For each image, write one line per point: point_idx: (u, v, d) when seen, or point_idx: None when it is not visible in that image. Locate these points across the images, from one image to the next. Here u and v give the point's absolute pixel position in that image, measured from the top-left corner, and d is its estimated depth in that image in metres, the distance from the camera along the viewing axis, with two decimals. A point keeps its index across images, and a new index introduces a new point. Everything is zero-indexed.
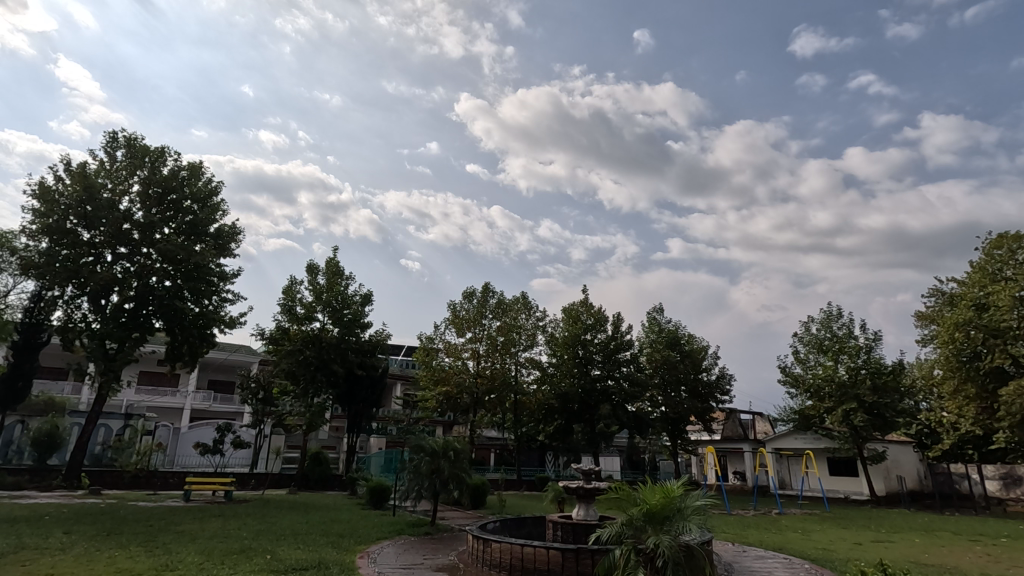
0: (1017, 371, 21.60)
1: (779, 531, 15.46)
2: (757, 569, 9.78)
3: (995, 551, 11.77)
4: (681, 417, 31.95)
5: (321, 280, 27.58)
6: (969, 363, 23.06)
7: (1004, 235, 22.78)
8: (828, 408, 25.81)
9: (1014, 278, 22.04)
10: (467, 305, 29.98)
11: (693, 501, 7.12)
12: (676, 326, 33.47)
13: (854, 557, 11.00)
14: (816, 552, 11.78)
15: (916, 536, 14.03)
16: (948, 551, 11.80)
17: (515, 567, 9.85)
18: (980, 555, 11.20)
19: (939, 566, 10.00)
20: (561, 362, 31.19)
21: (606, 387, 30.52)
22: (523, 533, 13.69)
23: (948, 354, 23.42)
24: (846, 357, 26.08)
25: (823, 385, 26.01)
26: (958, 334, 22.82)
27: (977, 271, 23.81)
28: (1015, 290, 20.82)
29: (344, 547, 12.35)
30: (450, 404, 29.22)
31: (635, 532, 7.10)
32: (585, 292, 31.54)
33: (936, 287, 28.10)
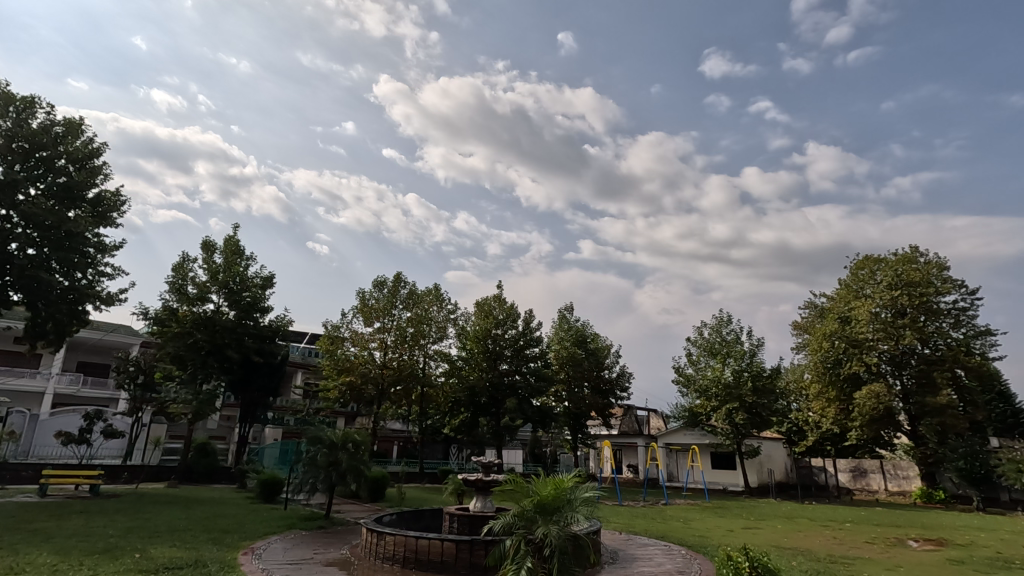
0: (869, 377, 24.69)
1: (664, 520, 16.41)
2: (639, 555, 10.30)
3: (841, 534, 13.33)
4: (583, 412, 33.08)
5: (217, 259, 25.58)
6: (833, 368, 25.68)
7: (867, 257, 25.78)
8: (714, 406, 27.89)
9: (872, 296, 25.01)
10: (377, 294, 29.17)
11: (584, 492, 7.35)
12: (583, 326, 34.60)
13: (723, 543, 12.04)
14: (693, 538, 12.72)
15: (779, 523, 15.53)
16: (804, 535, 13.18)
17: (410, 560, 9.68)
18: (829, 539, 12.59)
19: (794, 548, 11.14)
20: (470, 356, 31.21)
21: (512, 382, 30.93)
22: (420, 525, 13.53)
23: (816, 360, 25.89)
24: (732, 359, 28.19)
25: (711, 386, 28.09)
26: (825, 343, 25.45)
27: (844, 288, 26.66)
28: (872, 307, 24.54)
29: (227, 543, 11.54)
30: (353, 394, 28.36)
31: (526, 523, 7.19)
32: (499, 287, 31.79)
33: (811, 300, 31.09)
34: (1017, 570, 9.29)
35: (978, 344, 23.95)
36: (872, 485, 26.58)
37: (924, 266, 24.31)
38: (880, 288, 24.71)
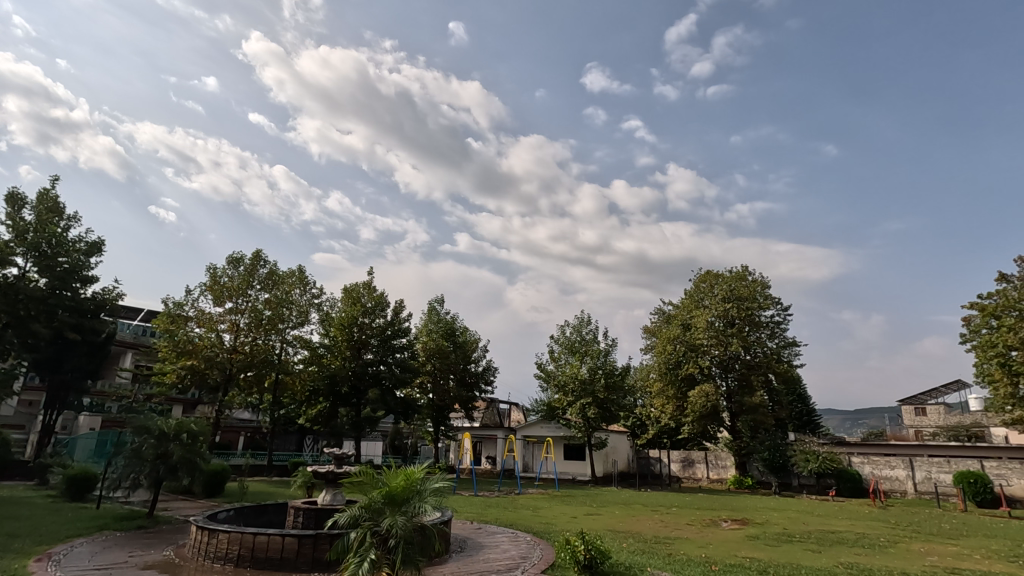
0: (702, 378, 27.81)
1: (515, 509, 16.98)
2: (487, 543, 10.54)
3: (667, 518, 14.82)
4: (446, 405, 33.14)
5: (27, 215, 21.54)
6: (673, 369, 28.52)
7: (709, 272, 28.93)
8: (569, 401, 29.59)
9: (710, 307, 28.17)
10: (231, 272, 26.58)
11: (433, 483, 7.32)
12: (453, 318, 34.62)
13: (564, 529, 12.79)
14: (539, 525, 13.34)
15: (617, 508, 16.87)
16: (637, 520, 14.45)
17: (244, 558, 8.94)
18: (657, 522, 13.95)
19: (625, 532, 12.18)
20: (333, 343, 29.69)
21: (377, 372, 29.96)
22: (261, 521, 12.54)
23: (661, 361, 28.53)
24: (589, 358, 30.06)
25: (568, 382, 29.71)
26: (669, 346, 28.16)
27: (688, 298, 29.64)
28: (708, 316, 27.64)
29: (14, 550, 9.76)
30: (195, 380, 25.63)
31: (373, 515, 6.96)
32: (369, 274, 30.65)
33: (661, 307, 34.12)
34: (797, 543, 11.09)
35: (787, 352, 28.07)
36: (697, 473, 30.02)
37: (752, 283, 27.96)
38: (717, 300, 27.92)
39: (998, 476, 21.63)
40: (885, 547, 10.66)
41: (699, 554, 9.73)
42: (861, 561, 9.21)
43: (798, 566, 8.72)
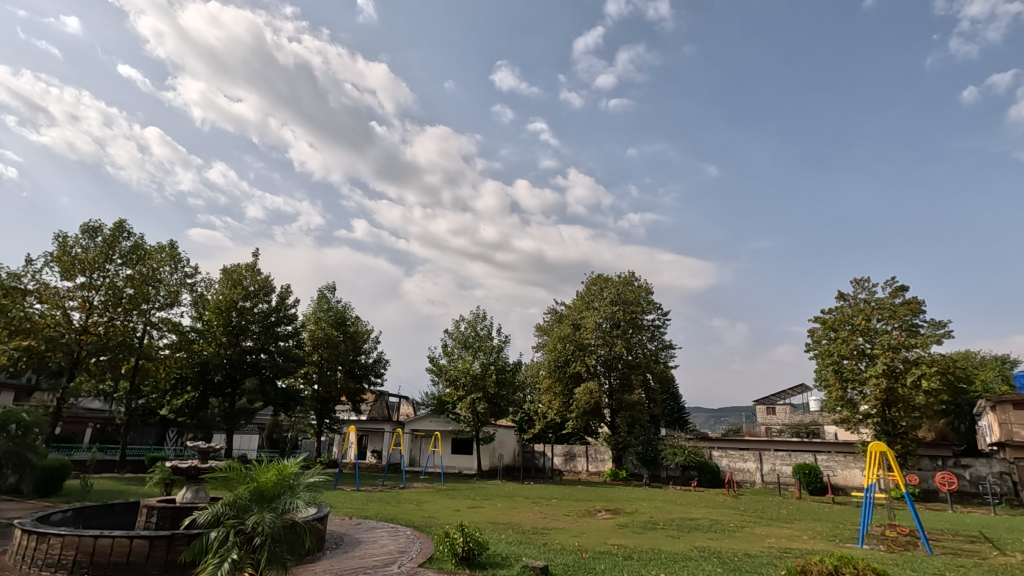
0: (587, 376, 29.17)
1: (397, 504, 16.69)
2: (365, 539, 10.23)
3: (546, 509, 15.35)
4: (332, 397, 31.77)
5: None
6: (561, 367, 29.62)
7: (599, 275, 30.34)
8: (460, 395, 29.68)
9: (598, 309, 29.61)
10: (85, 243, 23.40)
11: (308, 477, 6.93)
12: (344, 307, 33.21)
13: (446, 522, 12.79)
14: (421, 519, 13.21)
15: (500, 501, 17.19)
16: (517, 512, 14.81)
17: (80, 564, 7.88)
18: (537, 513, 14.41)
19: (506, 524, 12.42)
20: (207, 328, 27.23)
21: (256, 360, 27.93)
22: (107, 523, 11.18)
23: (550, 358, 29.49)
24: (482, 354, 30.31)
25: (459, 376, 29.76)
26: (559, 345, 29.19)
27: (579, 299, 30.86)
28: (597, 318, 29.04)
29: None
30: (31, 363, 22.26)
31: (238, 512, 6.46)
32: (253, 255, 28.50)
33: (553, 307, 35.22)
34: (660, 529, 12.01)
35: (664, 354, 30.23)
36: (577, 467, 31.49)
37: (637, 288, 29.77)
38: (605, 302, 29.40)
39: (827, 467, 24.99)
40: (734, 532, 11.88)
41: (571, 543, 10.18)
42: (712, 544, 10.18)
43: (659, 550, 9.41)
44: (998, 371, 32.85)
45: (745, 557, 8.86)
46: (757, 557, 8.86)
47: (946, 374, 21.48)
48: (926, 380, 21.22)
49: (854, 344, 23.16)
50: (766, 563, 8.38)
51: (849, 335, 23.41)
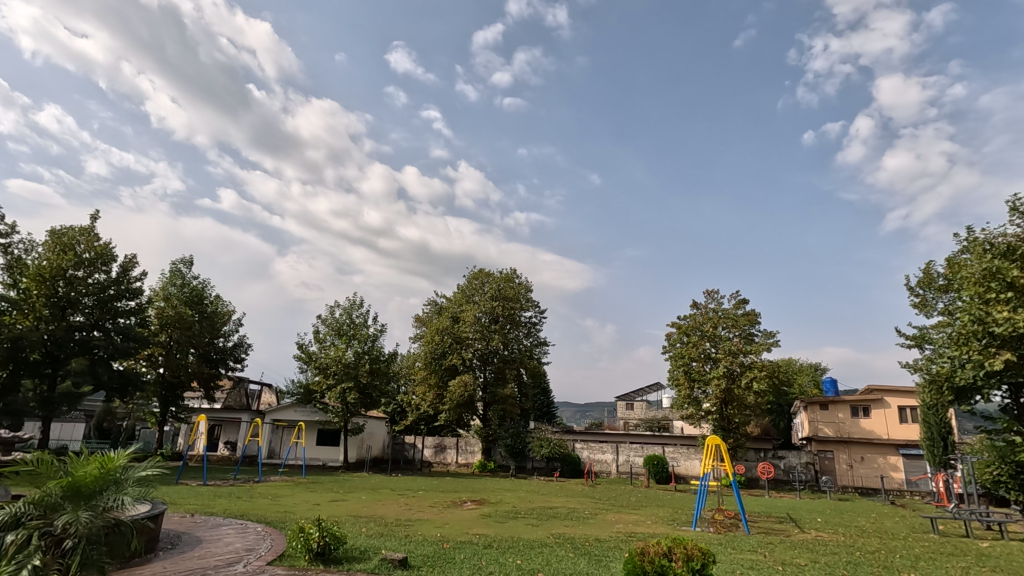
0: (463, 369, 29.38)
1: (248, 498, 15.49)
2: (206, 538, 9.35)
3: (412, 501, 15.20)
4: (180, 382, 28.68)
5: None
6: (438, 359, 29.52)
7: (481, 270, 30.62)
8: (329, 384, 28.36)
9: (478, 303, 29.93)
10: None
11: (138, 472, 6.15)
12: (202, 284, 30.09)
13: (303, 516, 12.13)
14: (275, 514, 12.39)
15: (364, 494, 16.69)
16: (382, 504, 14.48)
17: None
18: (402, 505, 14.20)
19: (369, 517, 12.10)
20: (24, 298, 23.14)
21: (87, 339, 24.32)
22: None
23: (427, 350, 29.23)
24: (356, 342, 29.17)
25: (330, 364, 28.39)
26: (438, 337, 29.02)
27: (460, 292, 30.87)
28: (476, 312, 29.34)
29: None
30: None
31: (45, 512, 5.54)
32: (91, 216, 24.71)
33: (434, 298, 34.95)
34: (521, 518, 12.47)
35: (538, 351, 31.35)
36: (447, 458, 31.61)
37: (517, 285, 30.55)
38: (486, 297, 29.79)
39: (673, 458, 27.65)
40: (587, 518, 12.68)
41: (434, 534, 10.18)
42: (567, 531, 10.79)
43: (518, 538, 9.76)
44: (811, 376, 38.64)
45: (595, 542, 9.52)
46: (605, 542, 9.56)
47: (772, 378, 24.78)
48: (756, 382, 24.33)
49: (702, 348, 25.85)
50: (613, 546, 9.07)
51: (699, 339, 26.07)
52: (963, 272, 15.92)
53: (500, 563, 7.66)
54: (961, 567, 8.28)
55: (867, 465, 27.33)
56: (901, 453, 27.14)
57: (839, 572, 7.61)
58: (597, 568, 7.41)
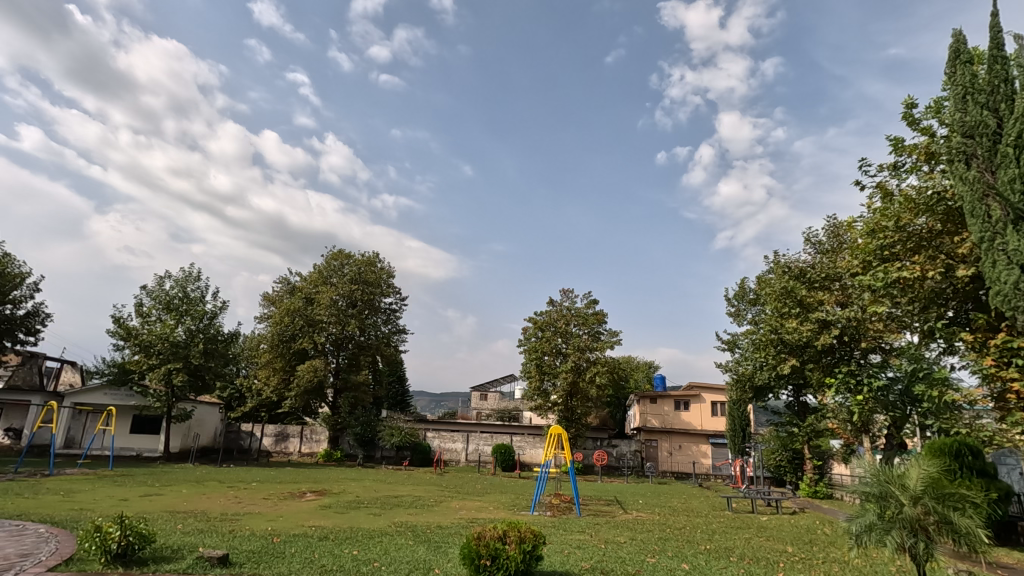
0: (313, 354, 27.79)
1: (32, 496, 13.06)
2: None
3: (243, 493, 14.03)
4: None
5: None
6: (286, 341, 27.56)
7: (341, 250, 29.03)
8: (152, 365, 24.99)
9: (335, 285, 28.43)
10: None
11: None
12: None
13: (104, 514, 10.52)
14: (67, 514, 10.60)
15: (186, 487, 15.01)
16: (206, 498, 13.15)
17: None
18: (230, 498, 13.05)
19: (189, 512, 10.88)
20: None
21: None
22: None
23: (274, 331, 27.13)
24: (189, 319, 25.99)
25: (155, 342, 24.99)
26: (287, 318, 27.02)
27: (316, 272, 28.97)
28: (332, 294, 27.83)
29: None
30: None
31: None
32: None
33: (286, 277, 32.48)
34: (363, 508, 12.14)
35: (396, 338, 30.72)
36: (288, 447, 29.73)
37: (379, 270, 29.58)
38: (344, 280, 28.41)
39: (519, 447, 28.93)
40: (431, 506, 12.73)
41: (264, 528, 9.45)
42: (409, 519, 10.74)
43: (357, 529, 9.45)
44: (645, 373, 42.84)
45: (437, 529, 9.61)
46: (446, 528, 9.70)
47: (612, 373, 26.98)
48: (598, 376, 26.32)
49: (554, 343, 27.32)
50: (453, 532, 9.19)
51: (552, 335, 27.50)
52: (768, 289, 18.72)
53: (335, 555, 7.38)
54: (745, 537, 9.79)
55: (683, 453, 31.07)
56: (711, 442, 31.28)
57: (649, 547, 8.54)
58: (436, 553, 7.48)
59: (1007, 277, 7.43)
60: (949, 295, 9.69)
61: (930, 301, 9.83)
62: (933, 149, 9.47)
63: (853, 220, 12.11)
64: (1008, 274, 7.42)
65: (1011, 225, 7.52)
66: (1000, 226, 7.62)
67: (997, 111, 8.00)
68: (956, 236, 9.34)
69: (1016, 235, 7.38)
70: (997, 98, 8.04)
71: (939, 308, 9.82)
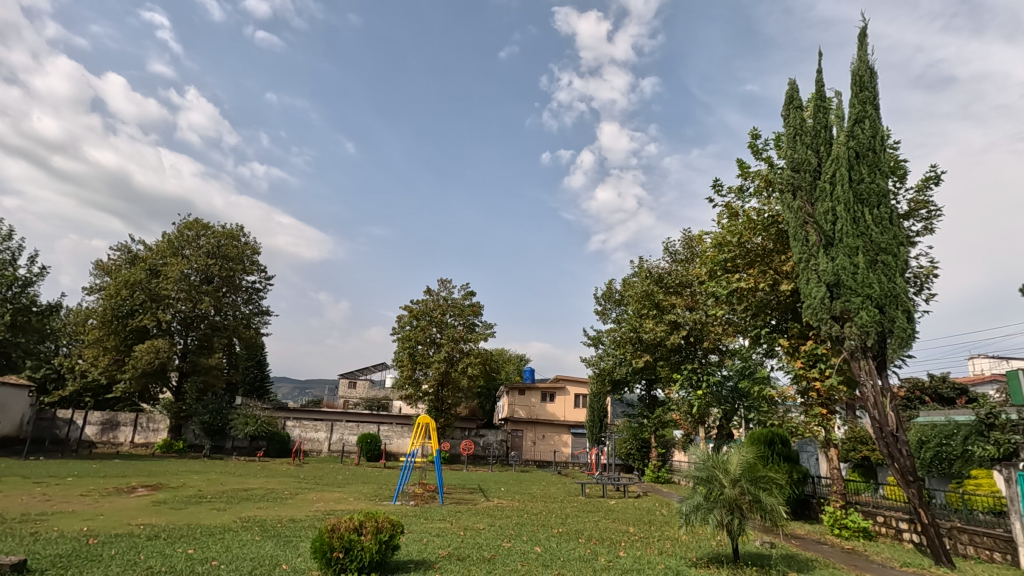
0: (156, 332, 24.83)
1: None
2: None
3: (54, 490, 12.08)
4: None
5: None
6: (122, 317, 24.25)
7: (197, 220, 26.03)
8: None
9: (188, 258, 25.52)
10: None
11: None
12: None
13: None
14: None
15: None
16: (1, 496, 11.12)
17: None
18: (37, 496, 11.18)
19: None
20: None
21: None
22: None
23: (107, 305, 23.71)
24: None
25: None
26: (125, 291, 23.73)
27: (165, 241, 25.63)
28: (183, 268, 24.89)
29: None
30: None
31: None
32: None
33: (126, 244, 28.52)
34: (205, 503, 11.10)
35: (257, 320, 28.47)
36: (118, 437, 26.25)
37: (242, 245, 27.10)
38: (200, 253, 25.63)
39: (386, 436, 28.38)
40: (285, 499, 12.00)
41: (76, 529, 8.23)
42: (258, 513, 10.03)
43: (196, 526, 8.61)
44: (516, 365, 44.20)
45: (289, 522, 9.06)
46: (299, 521, 9.19)
47: (484, 364, 27.42)
48: (470, 367, 26.60)
49: (429, 333, 27.11)
50: (307, 526, 8.74)
51: (427, 325, 27.26)
52: (631, 290, 20.10)
53: (165, 555, 6.65)
54: (595, 520, 10.52)
55: (546, 442, 32.64)
56: (571, 432, 33.18)
57: (506, 532, 8.83)
58: (285, 549, 7.06)
59: (816, 292, 8.79)
60: (774, 306, 11.23)
61: (760, 309, 11.33)
62: (771, 178, 10.85)
63: (703, 234, 13.46)
64: (817, 289, 8.78)
65: (823, 248, 8.90)
66: (814, 249, 8.99)
67: (818, 151, 9.40)
68: (783, 255, 10.83)
69: (825, 257, 8.75)
70: (819, 140, 9.43)
71: (765, 317, 11.37)
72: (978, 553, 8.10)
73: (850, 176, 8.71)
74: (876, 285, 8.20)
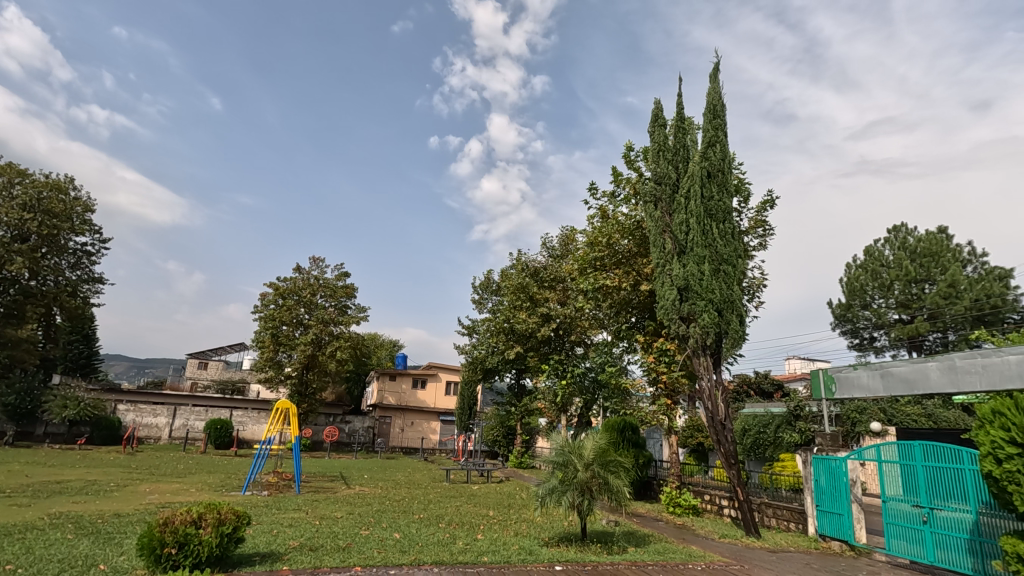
0: None
1: None
2: None
3: None
4: None
5: None
6: None
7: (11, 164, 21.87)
8: None
9: None
10: None
11: None
12: None
13: None
14: None
15: None
16: None
17: None
18: None
19: None
20: None
21: None
22: None
23: None
24: None
25: None
26: None
27: None
28: None
29: None
30: None
31: None
32: None
33: None
34: (3, 498, 9.46)
35: (86, 288, 24.70)
36: None
37: (71, 200, 23.30)
38: (13, 204, 21.57)
39: (240, 422, 26.28)
40: (110, 491, 10.61)
41: None
42: (72, 508, 8.75)
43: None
44: (388, 351, 43.21)
45: (111, 517, 8.02)
46: (125, 516, 8.17)
47: (354, 349, 26.44)
48: (339, 351, 25.49)
49: (295, 313, 25.49)
50: (134, 521, 7.81)
51: (294, 304, 25.58)
52: (508, 282, 20.50)
53: None
54: (456, 505, 10.67)
55: (414, 429, 32.42)
56: (440, 419, 33.29)
57: (366, 520, 8.64)
58: (105, 547, 6.24)
59: (668, 294, 9.69)
60: (634, 305, 12.18)
61: (622, 307, 12.23)
62: (638, 187, 11.73)
63: (577, 233, 14.17)
64: (670, 292, 9.69)
65: (676, 255, 9.82)
66: (669, 255, 9.88)
67: (677, 168, 10.33)
68: (644, 258, 11.75)
69: (678, 264, 9.67)
70: (679, 158, 10.37)
71: (626, 314, 12.30)
72: (778, 523, 9.56)
73: (703, 193, 9.69)
74: (717, 291, 9.25)
